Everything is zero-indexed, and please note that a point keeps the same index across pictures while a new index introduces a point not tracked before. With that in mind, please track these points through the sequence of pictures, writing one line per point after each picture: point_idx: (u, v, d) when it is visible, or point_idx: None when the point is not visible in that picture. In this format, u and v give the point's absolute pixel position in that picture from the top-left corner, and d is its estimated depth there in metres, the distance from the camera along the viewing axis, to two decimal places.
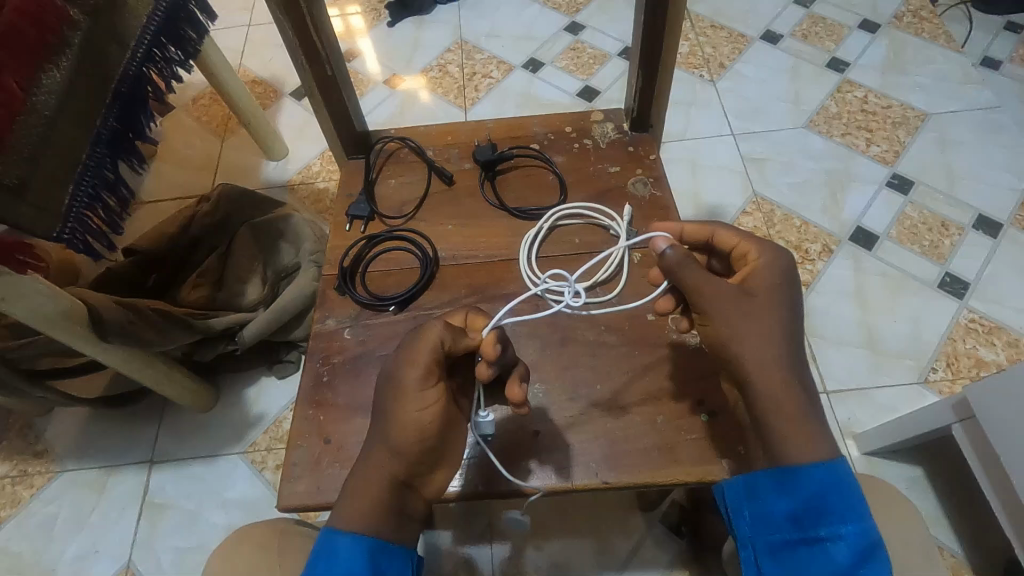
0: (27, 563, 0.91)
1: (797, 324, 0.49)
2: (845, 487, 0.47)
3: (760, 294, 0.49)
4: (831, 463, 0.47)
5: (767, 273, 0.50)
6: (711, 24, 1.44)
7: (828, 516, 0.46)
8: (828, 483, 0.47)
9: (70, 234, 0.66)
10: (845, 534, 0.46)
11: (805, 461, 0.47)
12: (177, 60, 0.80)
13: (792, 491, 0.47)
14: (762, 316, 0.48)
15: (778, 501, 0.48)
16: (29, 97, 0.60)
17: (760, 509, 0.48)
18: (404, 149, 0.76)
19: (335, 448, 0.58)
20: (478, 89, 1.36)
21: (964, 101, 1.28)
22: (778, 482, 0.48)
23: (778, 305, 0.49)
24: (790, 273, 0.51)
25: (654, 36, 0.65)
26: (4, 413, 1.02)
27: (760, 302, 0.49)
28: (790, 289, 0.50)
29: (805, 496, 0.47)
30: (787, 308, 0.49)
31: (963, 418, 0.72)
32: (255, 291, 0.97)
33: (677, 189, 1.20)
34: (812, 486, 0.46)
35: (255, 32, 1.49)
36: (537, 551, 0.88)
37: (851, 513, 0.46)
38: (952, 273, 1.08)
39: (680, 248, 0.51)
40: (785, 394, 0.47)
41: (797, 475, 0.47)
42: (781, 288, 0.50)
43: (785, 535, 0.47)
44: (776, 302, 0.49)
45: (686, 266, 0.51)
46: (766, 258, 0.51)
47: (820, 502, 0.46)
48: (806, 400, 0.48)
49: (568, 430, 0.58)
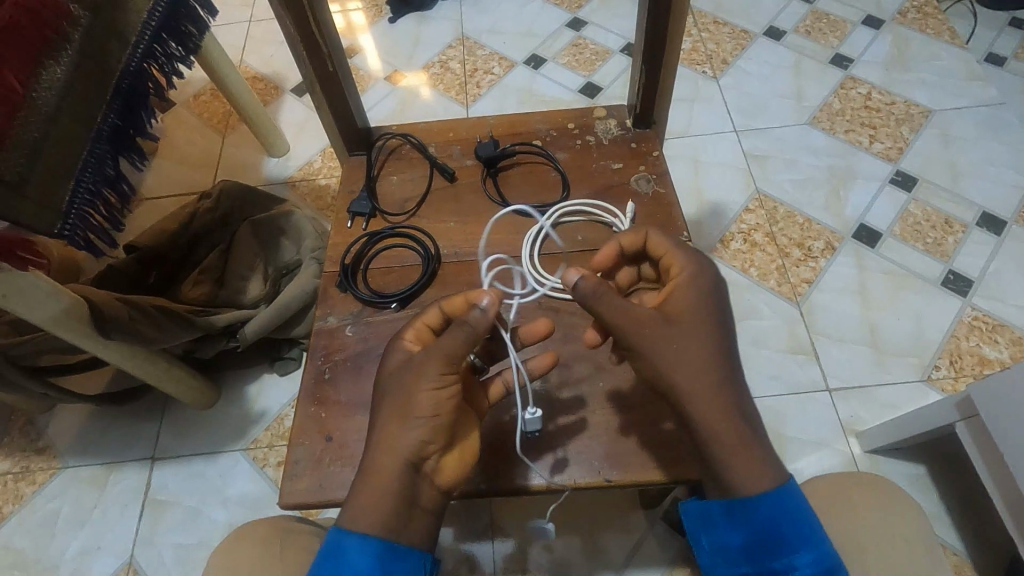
0: (29, 559, 0.91)
1: (729, 345, 0.49)
2: (799, 513, 0.46)
3: (683, 317, 0.49)
4: (780, 491, 0.46)
5: (689, 293, 0.50)
6: (714, 20, 1.44)
7: (781, 547, 0.46)
8: (778, 513, 0.46)
9: (71, 230, 0.66)
10: (799, 565, 0.45)
11: (751, 492, 0.46)
12: (179, 56, 0.79)
13: (743, 524, 0.47)
14: (689, 340, 0.48)
15: (732, 534, 0.47)
16: (30, 93, 0.60)
17: (715, 540, 0.48)
18: (405, 146, 0.76)
19: (337, 446, 0.58)
20: (480, 85, 1.36)
21: (968, 98, 1.27)
22: (728, 515, 0.47)
23: (704, 327, 0.49)
24: (714, 288, 0.51)
25: (657, 32, 0.65)
26: (6, 410, 1.02)
27: (684, 328, 0.49)
28: (716, 306, 0.50)
29: (758, 529, 0.46)
30: (715, 329, 0.49)
31: (967, 416, 0.72)
32: (257, 288, 0.98)
33: (679, 186, 1.19)
34: (765, 518, 0.46)
35: (256, 29, 1.49)
36: (539, 548, 0.88)
37: (807, 540, 0.46)
38: (956, 270, 1.07)
39: (595, 278, 0.48)
40: (723, 423, 0.46)
41: (747, 508, 0.46)
42: (706, 308, 0.50)
43: (741, 568, 0.47)
44: (701, 324, 0.49)
45: (605, 296, 0.48)
46: (689, 277, 0.51)
47: (772, 534, 0.46)
48: (747, 426, 0.47)
49: (570, 427, 0.58)
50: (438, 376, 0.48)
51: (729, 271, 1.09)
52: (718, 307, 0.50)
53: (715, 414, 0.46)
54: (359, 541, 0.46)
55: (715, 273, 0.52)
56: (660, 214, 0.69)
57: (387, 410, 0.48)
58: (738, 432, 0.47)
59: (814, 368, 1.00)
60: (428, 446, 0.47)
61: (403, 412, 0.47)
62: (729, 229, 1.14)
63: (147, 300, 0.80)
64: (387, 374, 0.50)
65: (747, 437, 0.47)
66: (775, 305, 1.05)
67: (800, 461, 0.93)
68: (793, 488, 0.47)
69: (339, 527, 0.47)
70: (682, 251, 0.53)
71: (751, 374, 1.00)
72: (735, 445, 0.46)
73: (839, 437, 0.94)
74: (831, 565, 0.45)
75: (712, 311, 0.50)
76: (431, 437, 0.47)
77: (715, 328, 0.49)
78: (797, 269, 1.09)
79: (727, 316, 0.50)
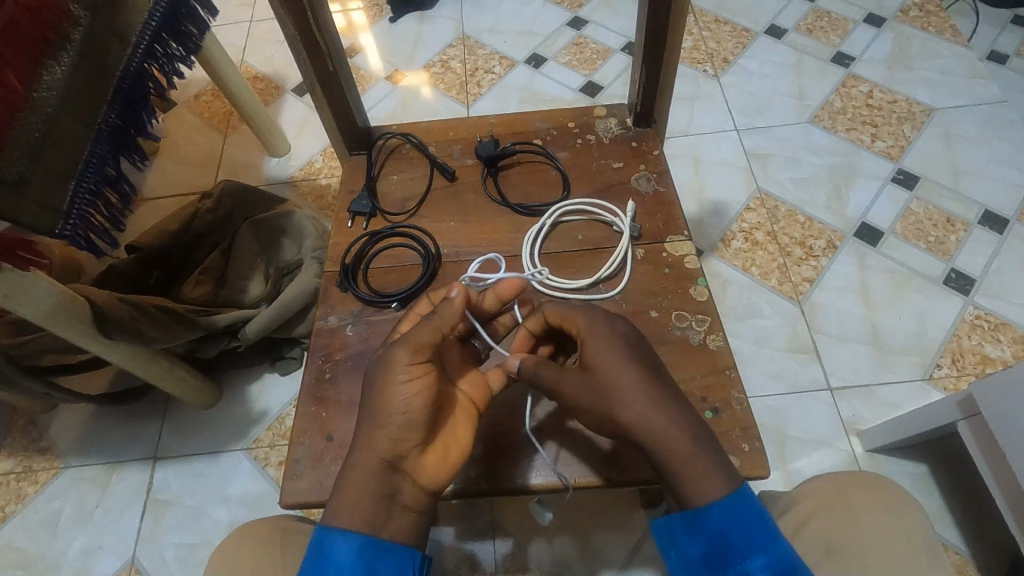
0: (32, 558, 0.91)
1: (651, 368, 0.50)
2: (752, 517, 0.46)
3: (597, 361, 0.50)
4: (728, 498, 0.46)
5: (591, 337, 0.51)
6: (715, 18, 1.44)
7: (735, 555, 0.45)
8: (729, 518, 0.45)
9: (72, 230, 0.66)
10: (754, 569, 0.44)
11: (705, 501, 0.46)
12: (178, 56, 0.79)
13: (699, 532, 0.46)
14: (610, 382, 0.49)
15: (690, 545, 0.47)
16: (31, 93, 0.60)
17: (679, 553, 0.48)
18: (406, 146, 0.76)
19: (338, 445, 0.58)
20: (480, 84, 1.35)
21: (970, 95, 1.27)
22: (686, 524, 0.47)
23: (619, 362, 0.50)
24: (613, 324, 0.52)
25: (657, 31, 0.65)
26: (9, 410, 1.02)
27: (601, 371, 0.50)
28: (622, 339, 0.51)
29: (710, 537, 0.46)
30: (631, 357, 0.50)
31: (969, 415, 0.72)
32: (258, 288, 0.97)
33: (680, 184, 1.19)
34: (716, 524, 0.46)
35: (257, 28, 1.49)
36: (540, 547, 0.88)
37: (760, 543, 0.45)
38: (958, 269, 1.07)
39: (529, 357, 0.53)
40: (675, 440, 0.47)
41: (699, 517, 0.46)
42: (614, 341, 0.51)
43: None
44: (615, 359, 0.50)
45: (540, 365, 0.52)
46: (587, 321, 0.52)
47: (725, 542, 0.45)
48: (694, 438, 0.47)
49: (570, 425, 0.58)
50: (407, 368, 0.48)
51: (731, 270, 1.09)
52: (625, 338, 0.51)
53: (660, 434, 0.47)
54: (343, 538, 0.46)
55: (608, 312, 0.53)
56: (661, 213, 0.69)
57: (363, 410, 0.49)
58: (688, 445, 0.47)
59: (815, 367, 1.00)
60: (403, 444, 0.48)
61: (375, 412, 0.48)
62: (730, 228, 1.14)
63: (148, 300, 0.80)
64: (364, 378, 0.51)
65: (694, 447, 0.47)
66: (776, 304, 1.05)
67: (801, 460, 0.92)
68: (746, 493, 0.46)
69: (323, 527, 0.47)
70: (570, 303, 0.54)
71: (752, 373, 1.00)
72: (683, 454, 0.47)
73: (840, 436, 0.94)
74: (789, 566, 0.44)
75: (622, 345, 0.51)
76: (403, 434, 0.47)
77: (633, 358, 0.50)
78: (799, 268, 1.09)
79: (638, 345, 0.52)
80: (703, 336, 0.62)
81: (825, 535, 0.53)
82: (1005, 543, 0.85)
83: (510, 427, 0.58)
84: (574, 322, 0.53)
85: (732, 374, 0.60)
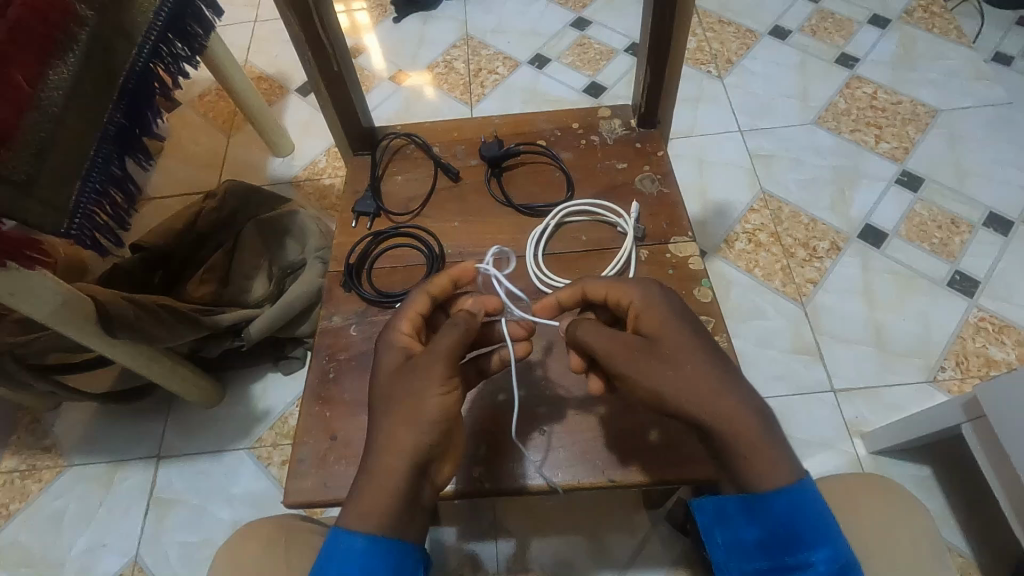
0: (36, 556, 0.91)
1: (716, 347, 0.49)
2: (815, 510, 0.45)
3: (660, 334, 0.49)
4: (796, 488, 0.45)
5: (651, 312, 0.50)
6: (719, 19, 1.44)
7: (798, 543, 0.45)
8: (796, 507, 0.45)
9: (77, 229, 0.66)
10: (816, 562, 0.44)
11: (767, 489, 0.45)
12: (184, 56, 0.79)
13: (761, 518, 0.46)
14: (676, 356, 0.48)
15: (747, 529, 0.46)
16: (38, 93, 0.60)
17: (730, 536, 0.47)
18: (410, 146, 0.76)
19: (342, 444, 0.58)
20: (484, 85, 1.36)
21: (975, 97, 1.26)
22: (746, 509, 0.46)
23: (684, 338, 0.48)
24: (671, 300, 0.51)
25: (662, 32, 0.65)
26: (13, 408, 1.02)
27: (666, 344, 0.48)
28: (682, 317, 0.50)
29: (773, 524, 0.45)
30: (695, 335, 0.49)
31: (974, 417, 0.71)
32: (261, 288, 0.98)
33: (684, 185, 1.19)
34: (781, 512, 0.45)
35: (261, 28, 1.49)
36: (543, 547, 0.88)
37: (823, 536, 0.45)
38: (963, 271, 1.07)
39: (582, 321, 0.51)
40: (741, 422, 0.45)
41: (765, 502, 0.45)
42: (673, 317, 0.50)
43: (757, 564, 0.46)
44: (679, 334, 0.49)
45: (588, 326, 0.51)
46: (645, 294, 0.51)
47: (788, 530, 0.45)
48: (762, 423, 0.46)
49: (574, 424, 0.58)
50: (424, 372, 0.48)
51: (734, 271, 1.09)
52: (683, 315, 0.50)
53: (726, 415, 0.45)
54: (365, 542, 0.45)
55: (663, 287, 0.52)
56: (665, 214, 0.69)
57: (390, 413, 0.47)
58: (755, 429, 0.45)
59: (819, 369, 1.00)
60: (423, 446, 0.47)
61: (410, 416, 0.46)
62: (734, 229, 1.13)
63: (153, 300, 0.80)
64: (383, 381, 0.49)
65: (761, 434, 0.45)
66: (780, 305, 1.05)
67: (804, 461, 0.92)
68: (811, 486, 0.46)
69: (341, 529, 0.45)
70: (625, 278, 0.53)
71: (755, 374, 1.00)
72: (750, 439, 0.45)
73: (844, 438, 0.94)
74: (844, 564, 0.44)
75: (684, 322, 0.49)
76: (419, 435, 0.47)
77: (695, 336, 0.49)
78: (802, 270, 1.08)
79: (698, 323, 0.50)
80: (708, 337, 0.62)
81: None
82: (1009, 546, 0.84)
83: (513, 427, 0.58)
84: (630, 295, 0.52)
85: None
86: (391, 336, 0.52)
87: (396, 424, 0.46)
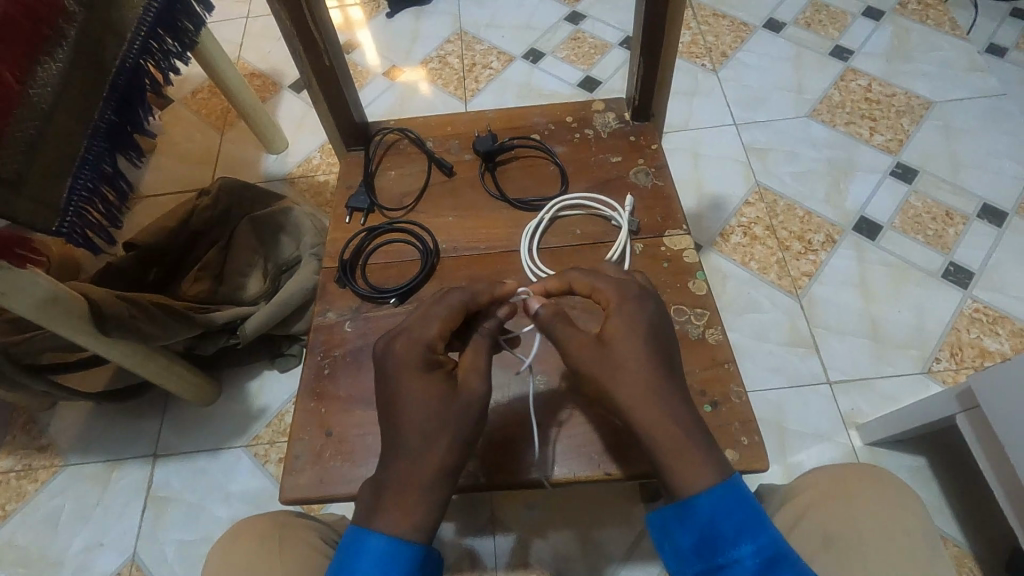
0: (33, 556, 0.91)
1: (664, 358, 0.49)
2: (743, 507, 0.44)
3: (616, 339, 0.50)
4: (720, 485, 0.45)
5: (617, 315, 0.51)
6: (713, 12, 1.43)
7: (723, 541, 0.44)
8: (719, 504, 0.44)
9: (69, 228, 0.66)
10: (741, 557, 0.43)
11: (696, 491, 0.45)
12: (175, 53, 0.78)
13: (689, 520, 0.45)
14: (622, 361, 0.49)
15: (681, 534, 0.45)
16: (26, 90, 0.59)
17: (672, 544, 0.46)
18: (403, 141, 0.76)
19: (337, 440, 0.58)
20: (478, 80, 1.35)
21: (969, 89, 1.26)
22: (677, 513, 0.46)
23: (635, 347, 0.49)
24: (646, 307, 0.52)
25: (655, 24, 0.65)
26: (8, 408, 1.02)
27: (618, 347, 0.49)
28: (649, 325, 0.50)
29: (700, 525, 0.44)
30: (649, 346, 0.49)
31: (967, 408, 0.72)
32: (256, 286, 0.97)
33: (678, 179, 1.19)
34: (705, 513, 0.44)
35: (254, 24, 1.48)
36: (542, 541, 0.88)
37: (748, 529, 0.43)
38: (957, 263, 1.07)
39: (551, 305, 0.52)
40: (664, 431, 0.46)
41: (690, 505, 0.45)
42: (638, 326, 0.50)
43: (694, 569, 0.45)
44: (632, 340, 0.49)
45: (559, 320, 0.52)
46: (616, 301, 0.52)
47: (713, 529, 0.44)
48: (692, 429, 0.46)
49: (569, 418, 0.58)
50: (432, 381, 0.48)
51: (730, 265, 1.09)
52: (647, 325, 0.50)
53: (653, 425, 0.46)
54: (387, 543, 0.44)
55: (644, 293, 0.53)
56: (659, 207, 0.69)
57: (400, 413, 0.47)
58: (676, 437, 0.46)
59: (814, 361, 1.00)
60: None
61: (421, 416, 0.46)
62: (729, 222, 1.13)
63: (147, 298, 0.80)
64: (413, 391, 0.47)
65: (685, 443, 0.46)
66: (776, 298, 1.05)
67: (800, 453, 0.93)
68: (739, 483, 0.45)
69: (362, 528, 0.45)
70: (606, 281, 0.54)
71: (751, 367, 1.00)
72: (674, 445, 0.46)
73: (839, 430, 0.94)
74: (777, 553, 0.43)
75: (642, 330, 0.50)
76: None
77: (647, 345, 0.49)
78: (798, 262, 1.09)
79: (658, 332, 0.51)
80: (702, 330, 0.62)
81: (824, 528, 0.53)
82: (1003, 536, 0.85)
83: (508, 421, 0.58)
84: (607, 295, 0.53)
85: (731, 367, 0.60)
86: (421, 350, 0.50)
87: (446, 427, 0.46)
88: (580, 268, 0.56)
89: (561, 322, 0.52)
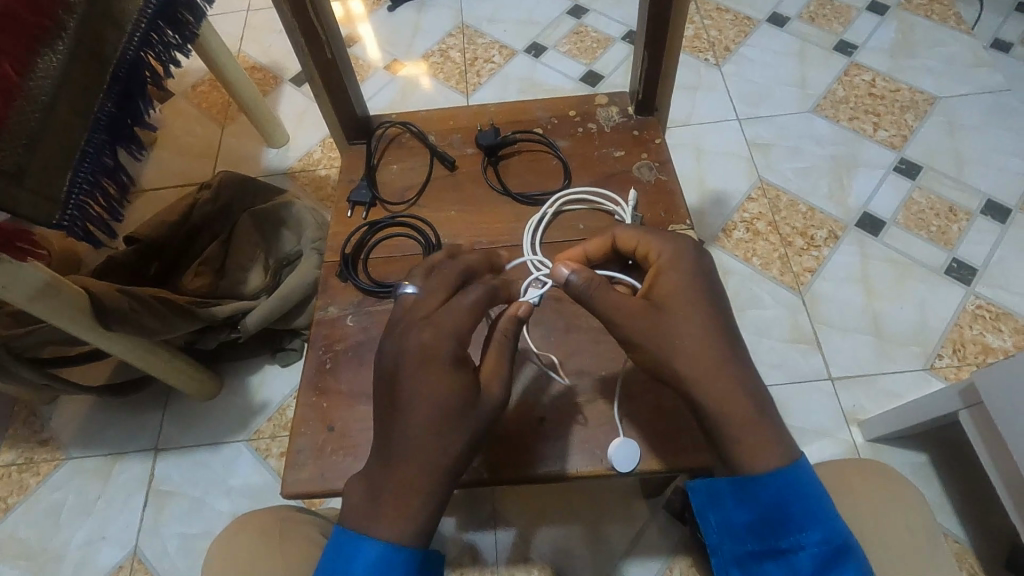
0: (35, 550, 0.91)
1: (726, 325, 0.48)
2: (810, 492, 0.45)
3: (671, 302, 0.48)
4: (789, 469, 0.45)
5: (673, 275, 0.50)
6: (717, 7, 1.43)
7: (790, 524, 0.44)
8: (788, 488, 0.45)
9: (70, 220, 0.66)
10: (807, 544, 0.44)
11: (761, 470, 0.45)
12: (175, 45, 0.79)
13: (751, 499, 0.45)
14: (681, 326, 0.47)
15: (738, 512, 0.46)
16: (27, 82, 0.59)
17: (723, 519, 0.46)
18: (406, 134, 0.76)
19: (338, 436, 0.58)
20: (479, 74, 1.35)
21: (974, 84, 1.26)
22: (737, 490, 0.46)
23: (693, 311, 0.48)
24: (699, 265, 0.50)
25: (659, 19, 0.64)
26: (9, 401, 1.02)
27: (675, 310, 0.48)
28: (700, 287, 0.49)
29: (766, 505, 0.45)
30: (706, 307, 0.48)
31: (971, 404, 0.71)
32: (257, 278, 0.97)
33: (681, 174, 1.19)
34: (772, 494, 0.45)
35: (255, 17, 1.48)
36: (543, 536, 0.88)
37: (816, 518, 0.44)
38: (961, 259, 1.07)
39: (583, 272, 0.49)
40: (732, 398, 0.45)
41: (755, 485, 0.45)
42: (692, 285, 0.49)
43: (750, 547, 0.45)
44: (687, 301, 0.48)
45: (594, 288, 0.49)
46: (668, 260, 0.51)
47: (778, 511, 0.45)
48: (756, 407, 0.46)
49: (571, 413, 0.58)
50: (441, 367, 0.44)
51: (732, 260, 1.09)
52: (704, 287, 0.49)
53: (722, 395, 0.45)
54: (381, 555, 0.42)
55: (694, 250, 0.52)
56: (663, 202, 0.69)
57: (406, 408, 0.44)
58: (746, 407, 0.45)
59: (816, 358, 1.00)
60: None
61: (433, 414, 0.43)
62: (732, 218, 1.13)
63: (149, 292, 0.80)
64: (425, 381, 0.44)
65: (757, 417, 0.45)
66: (778, 294, 1.05)
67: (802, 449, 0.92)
68: (804, 468, 0.46)
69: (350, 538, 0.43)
70: (653, 234, 0.53)
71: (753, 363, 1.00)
72: (745, 423, 0.45)
73: (841, 426, 0.94)
74: (837, 548, 0.44)
75: (698, 291, 0.49)
76: None
77: (706, 305, 0.48)
78: (800, 259, 1.08)
79: (716, 291, 0.50)
80: None
81: None
82: (1003, 533, 0.85)
83: (509, 416, 0.58)
84: (656, 252, 0.52)
85: None
86: (436, 338, 0.45)
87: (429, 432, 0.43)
88: (623, 225, 0.55)
89: (598, 281, 0.49)
